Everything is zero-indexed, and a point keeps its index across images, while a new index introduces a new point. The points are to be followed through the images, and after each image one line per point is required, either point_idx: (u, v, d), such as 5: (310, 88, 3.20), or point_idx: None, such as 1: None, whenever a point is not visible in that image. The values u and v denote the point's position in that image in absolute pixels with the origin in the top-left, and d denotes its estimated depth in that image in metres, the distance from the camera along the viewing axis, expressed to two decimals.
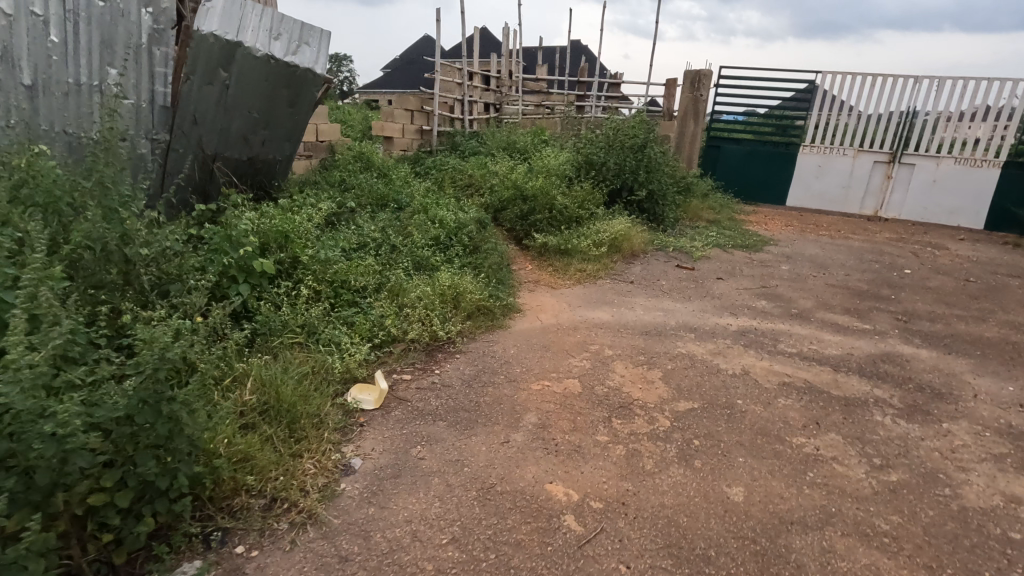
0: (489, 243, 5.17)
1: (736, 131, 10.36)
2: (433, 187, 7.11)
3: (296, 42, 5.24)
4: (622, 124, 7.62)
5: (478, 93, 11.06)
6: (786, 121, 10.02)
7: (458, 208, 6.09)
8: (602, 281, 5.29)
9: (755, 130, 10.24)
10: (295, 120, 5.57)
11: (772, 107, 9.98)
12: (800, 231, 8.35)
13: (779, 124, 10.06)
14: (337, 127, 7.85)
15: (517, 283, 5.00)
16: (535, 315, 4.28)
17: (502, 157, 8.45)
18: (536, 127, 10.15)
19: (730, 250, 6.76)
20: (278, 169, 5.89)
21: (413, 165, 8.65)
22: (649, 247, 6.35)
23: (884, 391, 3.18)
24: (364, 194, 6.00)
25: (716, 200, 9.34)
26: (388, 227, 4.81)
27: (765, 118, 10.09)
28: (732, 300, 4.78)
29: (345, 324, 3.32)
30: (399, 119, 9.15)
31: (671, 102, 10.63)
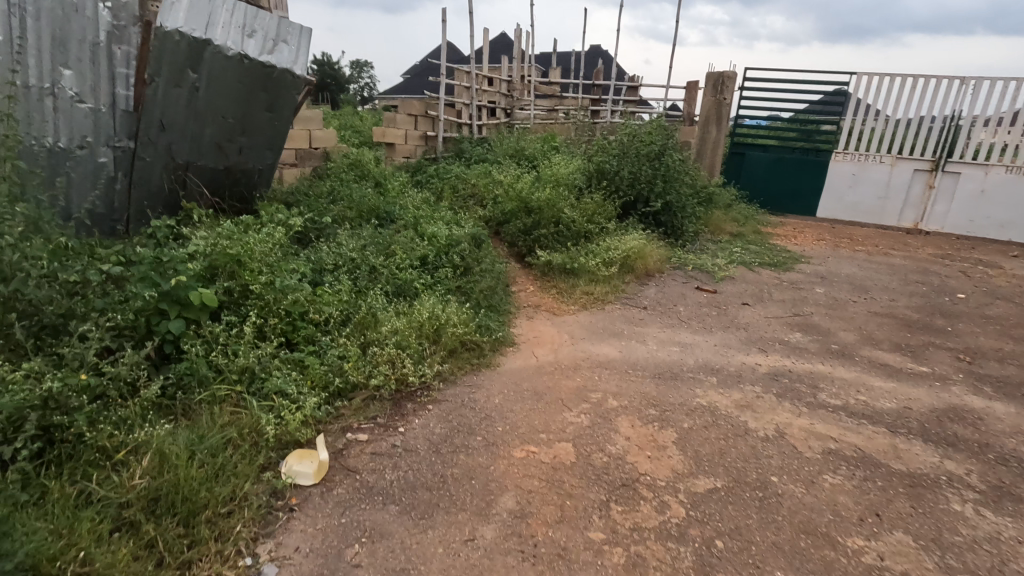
0: (484, 263, 4.62)
1: (760, 137, 9.69)
2: (431, 198, 6.60)
3: (273, 40, 4.71)
4: (638, 130, 7.03)
5: (488, 97, 10.56)
6: (812, 125, 9.34)
7: (454, 222, 5.56)
8: (612, 306, 4.70)
9: (780, 136, 9.56)
10: (277, 126, 5.05)
11: (797, 111, 9.32)
12: (833, 246, 7.65)
13: (804, 129, 9.39)
14: (333, 133, 7.39)
15: (514, 310, 4.44)
16: (531, 350, 3.70)
17: (510, 165, 7.91)
18: (547, 133, 9.61)
19: (757, 268, 6.11)
20: (261, 180, 5.39)
21: (415, 173, 8.16)
22: (666, 266, 5.74)
23: (958, 465, 2.53)
24: (352, 208, 5.51)
25: (740, 211, 8.68)
26: (369, 246, 4.30)
27: (791, 122, 9.42)
28: (761, 332, 4.16)
29: (295, 369, 2.79)
30: (402, 125, 8.68)
31: (692, 105, 10.00)
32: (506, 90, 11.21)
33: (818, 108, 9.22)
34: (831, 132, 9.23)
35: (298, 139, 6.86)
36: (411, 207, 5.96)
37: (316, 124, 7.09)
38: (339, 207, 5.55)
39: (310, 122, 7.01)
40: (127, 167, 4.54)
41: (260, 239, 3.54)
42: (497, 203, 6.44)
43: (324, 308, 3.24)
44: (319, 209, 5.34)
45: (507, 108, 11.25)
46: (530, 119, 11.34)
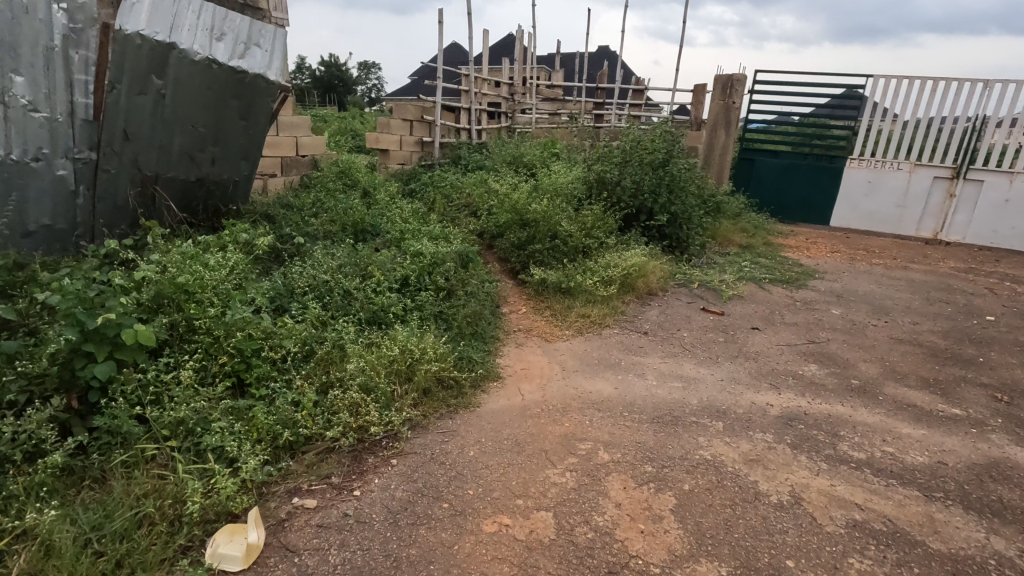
0: (470, 284, 4.27)
1: (770, 142, 9.30)
2: (422, 209, 6.26)
3: (243, 44, 4.41)
4: (641, 137, 6.66)
5: (488, 101, 10.22)
6: (823, 129, 8.96)
7: (443, 237, 5.22)
8: (609, 331, 4.33)
9: (790, 141, 9.17)
10: (251, 135, 4.75)
11: (807, 115, 8.92)
12: (848, 259, 7.24)
13: (814, 133, 8.99)
14: (322, 140, 7.08)
15: (502, 336, 4.09)
16: (516, 386, 3.35)
17: (507, 173, 7.55)
18: (548, 138, 9.25)
19: (767, 285, 5.72)
20: (237, 190, 5.10)
21: (409, 181, 7.84)
22: (670, 284, 5.36)
23: (1008, 543, 2.15)
24: (334, 223, 5.18)
25: (750, 220, 8.29)
26: (343, 268, 3.97)
27: (801, 126, 9.04)
28: (773, 363, 3.78)
29: (240, 419, 2.46)
30: (396, 130, 8.36)
31: (700, 109, 9.59)
32: (507, 93, 10.87)
33: (829, 112, 8.83)
34: (844, 137, 8.82)
35: (284, 147, 6.56)
36: (398, 221, 5.63)
37: (303, 130, 6.79)
38: (320, 220, 5.22)
39: (297, 129, 6.71)
40: (90, 180, 4.27)
41: (216, 264, 3.22)
42: (490, 215, 6.09)
43: (282, 342, 2.92)
44: (297, 224, 5.02)
45: (508, 112, 10.91)
46: (531, 124, 11.00)
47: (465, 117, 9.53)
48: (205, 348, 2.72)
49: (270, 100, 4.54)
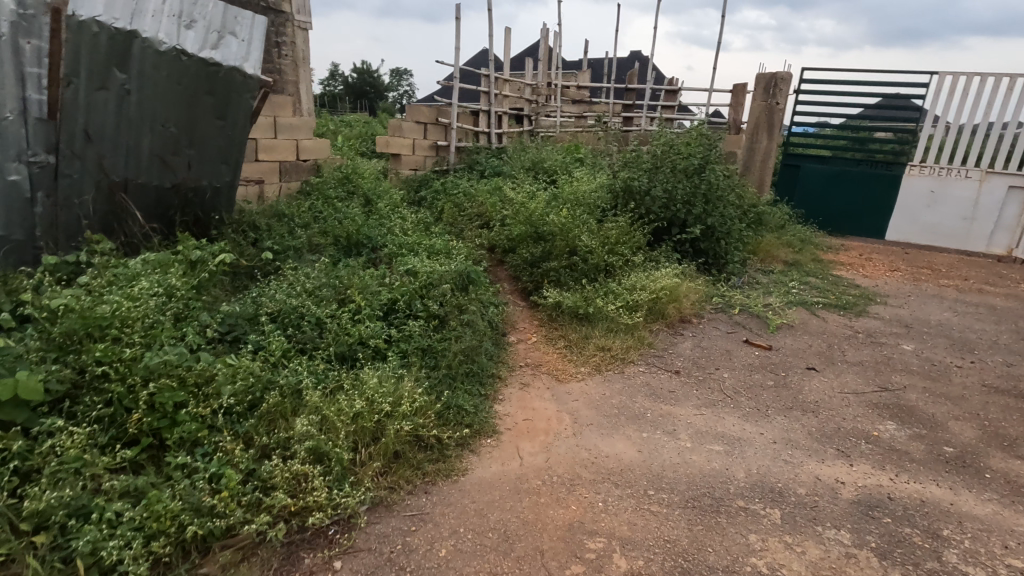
0: (470, 311, 3.65)
1: (812, 146, 8.49)
2: (428, 219, 5.69)
3: (215, 31, 3.98)
4: (675, 140, 5.93)
5: (509, 103, 9.63)
6: (865, 132, 8.14)
7: (446, 252, 4.63)
8: (634, 369, 3.65)
9: (828, 144, 8.38)
10: (230, 137, 4.25)
11: (851, 116, 8.12)
12: (911, 278, 6.36)
13: (856, 137, 8.18)
14: (325, 143, 6.59)
15: (505, 373, 3.45)
16: (513, 446, 2.70)
17: (525, 180, 6.92)
18: (572, 142, 8.59)
19: (820, 310, 4.94)
20: (220, 199, 4.57)
21: (420, 188, 7.30)
22: (706, 309, 4.64)
23: None
24: (325, 237, 4.65)
25: (795, 233, 7.46)
26: (319, 291, 3.41)
27: (841, 129, 8.24)
28: (837, 419, 3.04)
29: (138, 500, 1.90)
30: (408, 134, 7.83)
31: (739, 111, 8.78)
32: (530, 95, 10.27)
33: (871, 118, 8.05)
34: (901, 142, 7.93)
35: (282, 151, 6.09)
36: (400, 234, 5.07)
37: (305, 133, 6.30)
38: (311, 233, 4.69)
39: (298, 131, 6.22)
40: (49, 186, 3.68)
41: (154, 290, 2.71)
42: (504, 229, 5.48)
43: (219, 389, 2.34)
44: (284, 237, 4.50)
45: (531, 115, 10.30)
46: (556, 128, 10.36)
47: (484, 120, 8.95)
48: (117, 399, 2.16)
49: (248, 95, 4.05)
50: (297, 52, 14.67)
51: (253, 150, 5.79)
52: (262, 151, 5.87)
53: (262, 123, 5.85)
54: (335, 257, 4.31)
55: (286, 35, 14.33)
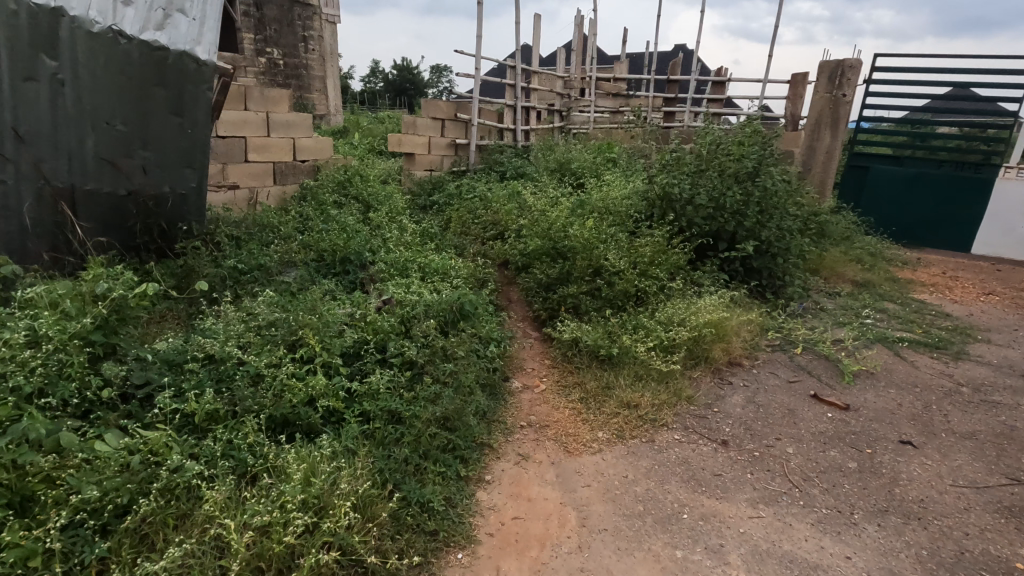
0: (459, 355, 2.91)
1: (874, 143, 7.42)
2: (432, 230, 4.98)
3: (160, 10, 3.39)
4: (724, 138, 5.00)
5: (538, 97, 8.83)
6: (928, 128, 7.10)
7: (444, 274, 3.89)
8: (667, 435, 2.84)
9: (889, 141, 7.32)
10: (191, 136, 3.62)
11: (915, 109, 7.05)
12: (1014, 305, 5.27)
13: (916, 132, 7.13)
14: (327, 141, 5.96)
15: (499, 441, 2.70)
16: (492, 567, 1.99)
17: (549, 183, 6.12)
18: (606, 141, 7.73)
19: (907, 349, 3.98)
20: (189, 207, 3.92)
21: (433, 192, 6.60)
22: (761, 348, 3.76)
23: None
24: (307, 258, 4.02)
25: (865, 246, 6.41)
26: (269, 329, 2.75)
27: (902, 122, 7.19)
28: (956, 535, 2.17)
29: None
30: (423, 131, 7.13)
31: (797, 104, 7.72)
32: (562, 88, 9.44)
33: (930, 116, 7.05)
34: (981, 140, 6.84)
35: (277, 150, 5.48)
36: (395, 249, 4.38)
37: (303, 131, 5.68)
38: (290, 251, 4.06)
39: (295, 129, 5.60)
40: None
41: (22, 346, 2.15)
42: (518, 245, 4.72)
43: (69, 495, 1.71)
44: (258, 254, 3.88)
45: (563, 110, 9.48)
46: (590, 125, 9.52)
47: (509, 116, 8.19)
48: None
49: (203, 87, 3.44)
50: (325, 45, 14.25)
51: (243, 150, 5.21)
52: (252, 150, 5.28)
53: (253, 120, 5.24)
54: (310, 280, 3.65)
55: (313, 28, 13.91)
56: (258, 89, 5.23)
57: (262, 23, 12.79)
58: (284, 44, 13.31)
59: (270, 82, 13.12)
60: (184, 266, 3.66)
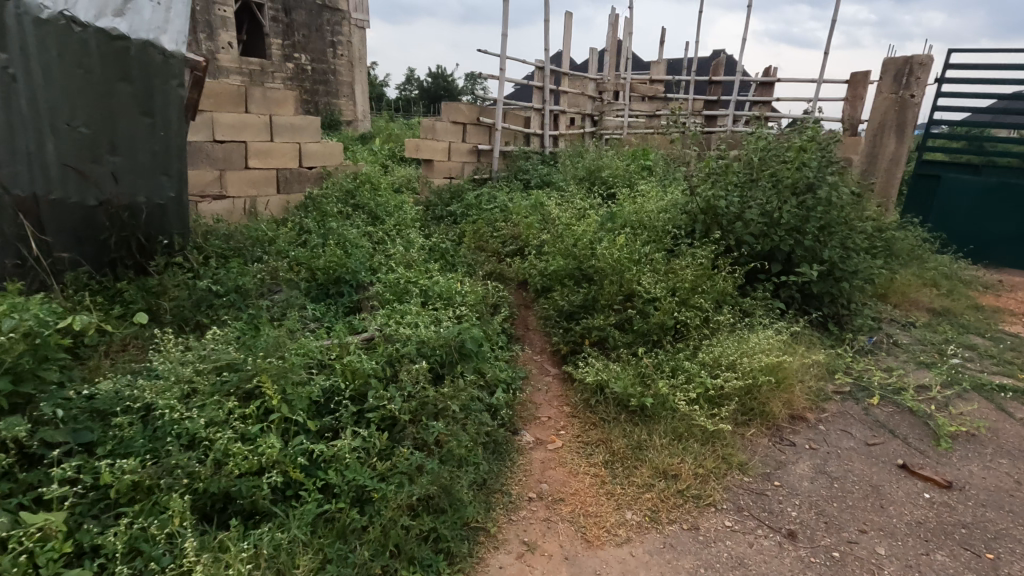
0: (455, 411, 2.39)
1: (943, 151, 6.60)
2: (443, 245, 4.46)
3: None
4: (779, 142, 4.33)
5: (567, 100, 8.27)
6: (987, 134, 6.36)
7: (448, 299, 3.35)
8: (716, 519, 2.24)
9: (949, 148, 6.58)
10: (163, 138, 3.29)
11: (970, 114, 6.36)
12: None
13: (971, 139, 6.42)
14: (336, 146, 5.53)
15: (501, 525, 2.17)
16: None
17: (577, 193, 5.53)
18: (641, 147, 7.10)
19: (1014, 402, 3.24)
20: (169, 217, 3.51)
21: (451, 201, 6.10)
22: (828, 396, 3.10)
23: None
24: (299, 278, 3.58)
25: (939, 266, 5.61)
26: (223, 372, 2.27)
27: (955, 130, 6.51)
28: None
29: None
30: (443, 136, 6.65)
31: (857, 107, 6.94)
32: (594, 91, 8.85)
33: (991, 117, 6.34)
34: None
35: (281, 156, 5.07)
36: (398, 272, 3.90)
37: (310, 134, 5.26)
38: (280, 268, 3.61)
39: (301, 133, 5.18)
40: None
41: None
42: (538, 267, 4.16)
43: None
44: (242, 272, 3.44)
45: (595, 115, 8.90)
46: (623, 130, 8.90)
47: (536, 120, 7.65)
48: None
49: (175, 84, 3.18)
50: (353, 50, 14.01)
51: (243, 156, 4.81)
52: (254, 156, 4.89)
53: (254, 123, 4.83)
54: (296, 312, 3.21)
55: (342, 33, 13.67)
56: (260, 90, 4.82)
57: (291, 29, 12.61)
58: (312, 49, 13.11)
59: (297, 88, 12.92)
60: (156, 284, 3.25)
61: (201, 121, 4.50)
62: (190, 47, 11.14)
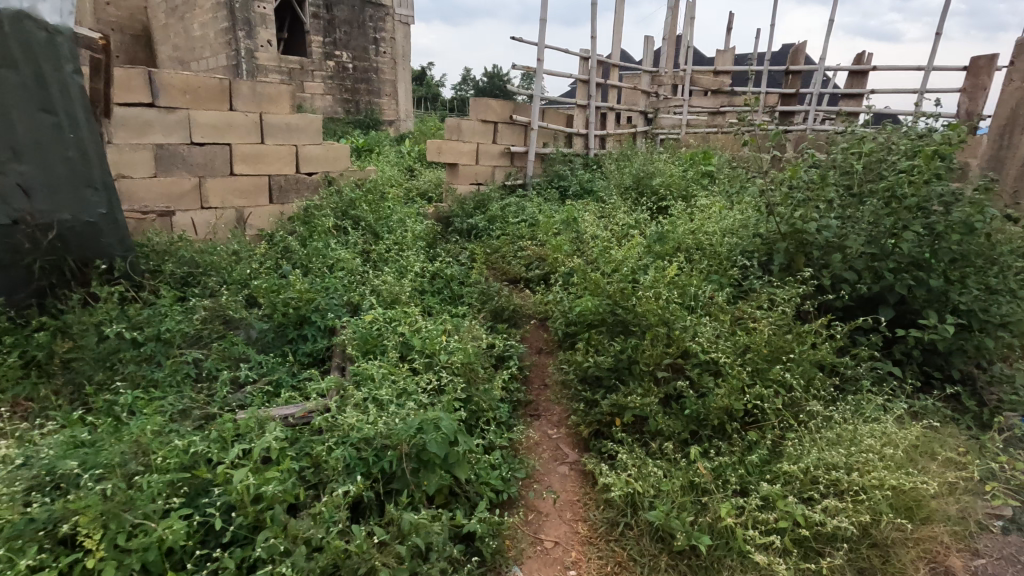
0: (397, 564, 1.56)
1: None
2: (450, 272, 3.64)
3: None
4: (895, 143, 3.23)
5: (617, 95, 7.26)
6: None
7: (432, 355, 2.50)
8: None
9: None
10: (75, 142, 2.69)
11: None
12: None
13: None
14: (342, 149, 4.82)
15: None
16: None
17: (620, 205, 4.56)
18: (702, 149, 6.04)
19: None
20: (105, 237, 2.90)
21: (475, 212, 5.27)
22: (983, 528, 2.06)
23: None
24: (254, 316, 2.84)
25: None
26: (49, 494, 1.52)
27: None
28: None
29: None
30: (470, 136, 5.82)
31: (978, 101, 5.62)
32: (648, 86, 7.79)
33: None
34: None
35: (273, 160, 4.39)
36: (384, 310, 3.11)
37: (309, 135, 4.56)
38: (234, 302, 2.89)
39: (298, 134, 4.49)
40: None
41: None
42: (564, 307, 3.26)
43: None
44: (181, 310, 2.74)
45: (648, 112, 7.83)
46: (681, 129, 7.80)
47: (579, 118, 6.70)
48: None
49: (67, 69, 2.58)
50: (397, 47, 13.37)
51: (227, 161, 4.16)
52: (240, 160, 4.23)
53: (242, 122, 4.17)
54: (234, 370, 2.47)
55: (385, 29, 13.04)
56: (247, 84, 4.15)
57: (332, 26, 12.11)
58: (353, 47, 12.60)
59: (337, 88, 12.45)
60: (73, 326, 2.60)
61: (175, 121, 3.86)
62: (228, 45, 10.80)
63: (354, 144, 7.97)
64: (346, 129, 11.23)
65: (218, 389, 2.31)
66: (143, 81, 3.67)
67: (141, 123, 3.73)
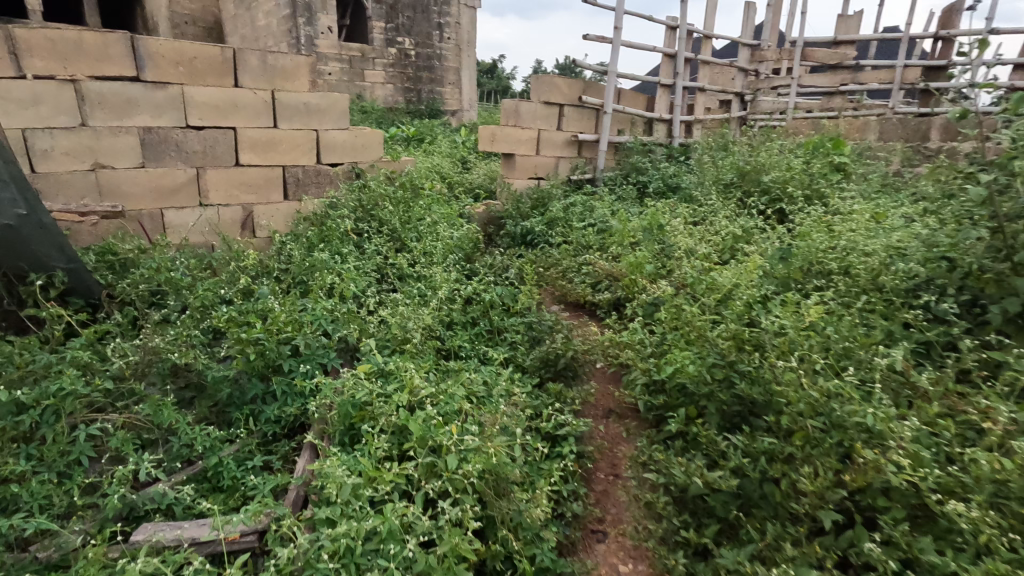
0: None
1: None
2: (488, 299, 2.71)
3: None
4: None
5: (709, 74, 6.06)
6: None
7: (438, 451, 1.59)
8: None
9: None
10: None
11: None
12: None
13: None
14: (373, 137, 4.00)
15: None
16: None
17: (720, 208, 3.46)
18: (823, 137, 4.75)
19: None
20: (33, 243, 2.23)
21: (532, 213, 4.32)
22: None
23: None
24: (207, 360, 2.05)
25: None
26: None
27: None
28: None
29: None
30: (529, 121, 4.86)
31: None
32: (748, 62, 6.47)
33: None
34: None
35: (288, 148, 3.64)
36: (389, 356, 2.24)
37: (332, 119, 3.78)
38: (183, 341, 2.11)
39: (319, 117, 3.72)
40: None
41: None
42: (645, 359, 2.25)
43: None
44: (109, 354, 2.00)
45: (746, 94, 6.52)
46: (783, 114, 6.33)
47: (663, 100, 5.57)
48: None
49: None
50: (462, 33, 12.20)
51: (232, 148, 3.44)
52: (249, 148, 3.50)
53: (249, 101, 3.43)
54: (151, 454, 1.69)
55: (450, 14, 11.93)
56: (256, 54, 3.39)
57: (394, 11, 11.24)
58: (416, 32, 11.67)
59: (398, 76, 11.69)
60: None
61: (166, 99, 3.16)
62: (290, 33, 10.39)
63: (406, 134, 7.22)
64: (405, 119, 10.55)
65: (110, 492, 1.52)
66: (123, 49, 2.99)
67: (123, 101, 3.05)
